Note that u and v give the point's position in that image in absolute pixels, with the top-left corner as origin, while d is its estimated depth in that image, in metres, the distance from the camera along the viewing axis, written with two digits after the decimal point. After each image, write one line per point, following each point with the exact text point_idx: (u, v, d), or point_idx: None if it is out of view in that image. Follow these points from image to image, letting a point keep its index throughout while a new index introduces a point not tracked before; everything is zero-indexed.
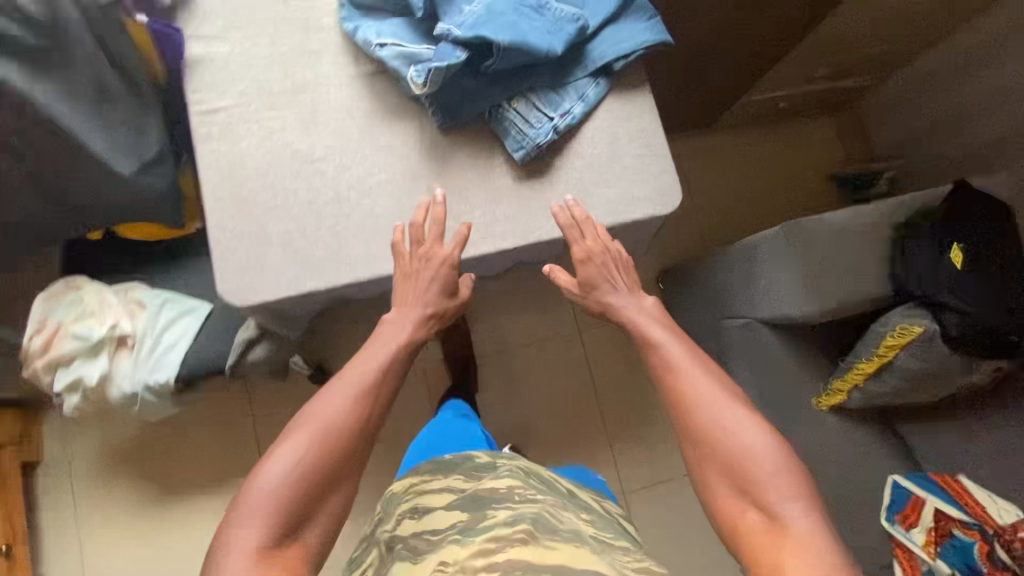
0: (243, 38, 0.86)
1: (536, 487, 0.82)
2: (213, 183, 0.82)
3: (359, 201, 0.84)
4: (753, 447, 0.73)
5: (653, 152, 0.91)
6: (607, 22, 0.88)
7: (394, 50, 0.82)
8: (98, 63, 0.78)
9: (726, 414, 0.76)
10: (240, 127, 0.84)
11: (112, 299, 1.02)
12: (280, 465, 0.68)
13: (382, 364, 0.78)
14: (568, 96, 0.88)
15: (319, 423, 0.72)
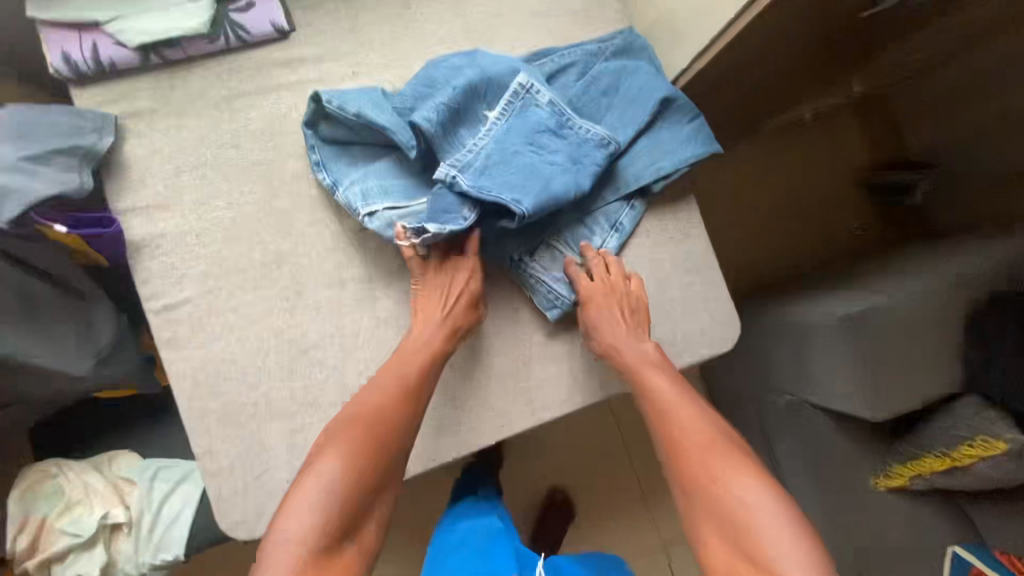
0: (196, 202, 0.70)
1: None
2: (189, 395, 0.68)
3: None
4: (763, 520, 0.52)
5: (701, 278, 0.77)
6: (641, 133, 0.73)
7: (387, 215, 0.67)
8: (16, 279, 0.63)
9: (733, 477, 0.56)
10: (211, 319, 0.69)
11: (99, 480, 0.90)
12: (315, 490, 0.54)
13: (417, 363, 0.66)
14: (601, 228, 0.74)
15: (359, 425, 0.60)
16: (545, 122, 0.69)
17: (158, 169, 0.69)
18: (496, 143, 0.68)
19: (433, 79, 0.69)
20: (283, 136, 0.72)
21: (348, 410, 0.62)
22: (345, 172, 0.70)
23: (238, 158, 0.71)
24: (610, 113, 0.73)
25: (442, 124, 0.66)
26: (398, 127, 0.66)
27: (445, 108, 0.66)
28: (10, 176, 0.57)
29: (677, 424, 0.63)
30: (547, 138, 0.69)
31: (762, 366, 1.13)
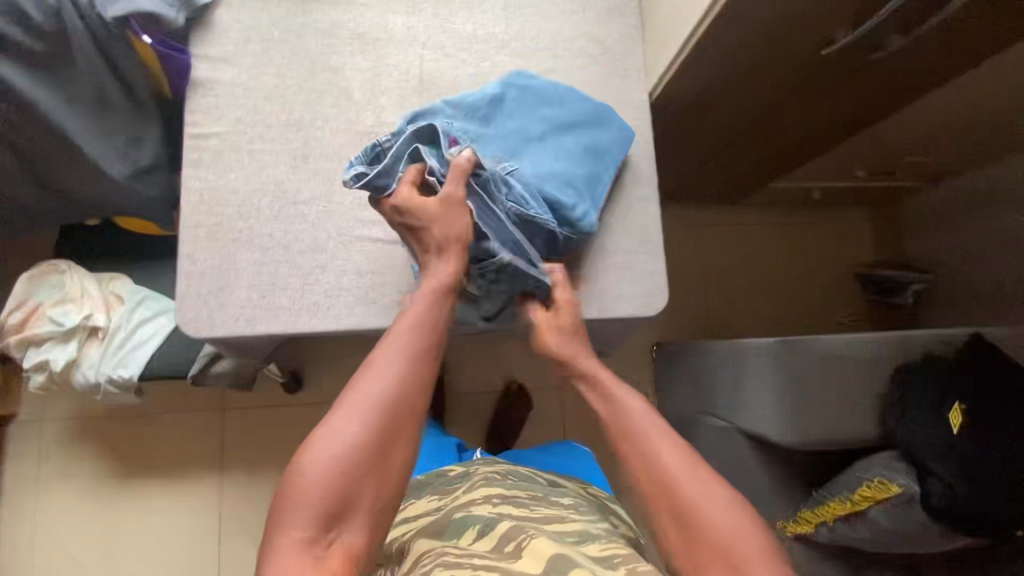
0: (252, 66, 0.86)
1: (515, 486, 0.85)
2: (192, 208, 0.81)
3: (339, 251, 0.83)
4: (704, 502, 0.58)
5: (644, 207, 0.89)
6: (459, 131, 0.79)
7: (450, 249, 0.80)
8: (101, 73, 0.79)
9: (668, 454, 0.61)
10: (230, 156, 0.83)
11: (93, 289, 1.03)
12: (325, 456, 0.57)
13: (419, 339, 0.64)
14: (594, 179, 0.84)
15: (377, 399, 0.59)
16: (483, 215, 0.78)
17: (234, 34, 0.86)
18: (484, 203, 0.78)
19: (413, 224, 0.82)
20: (335, 39, 0.88)
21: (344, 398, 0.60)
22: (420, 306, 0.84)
23: (294, 44, 0.87)
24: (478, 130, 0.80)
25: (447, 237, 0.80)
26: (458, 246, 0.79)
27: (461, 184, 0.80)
28: None
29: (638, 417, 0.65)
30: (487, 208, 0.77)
31: (699, 391, 1.13)
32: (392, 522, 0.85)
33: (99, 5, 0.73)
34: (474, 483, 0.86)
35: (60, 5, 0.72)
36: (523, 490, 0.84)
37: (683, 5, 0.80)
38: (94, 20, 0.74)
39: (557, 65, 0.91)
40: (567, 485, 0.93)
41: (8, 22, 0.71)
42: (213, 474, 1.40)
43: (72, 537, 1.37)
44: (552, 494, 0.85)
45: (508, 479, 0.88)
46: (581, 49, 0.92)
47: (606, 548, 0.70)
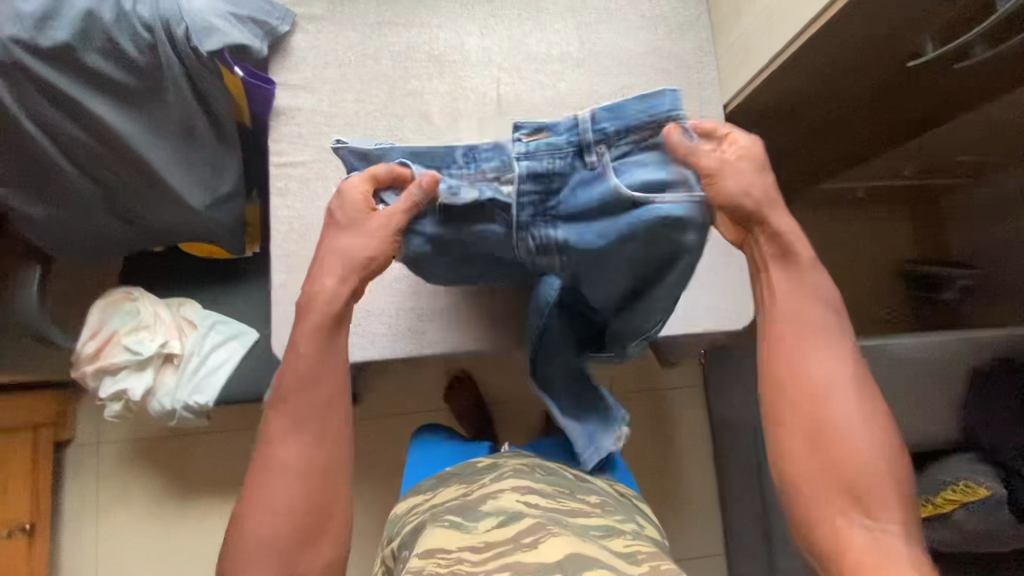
0: (332, 93, 0.86)
1: (543, 479, 0.81)
2: (282, 238, 0.82)
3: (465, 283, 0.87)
4: (849, 424, 0.56)
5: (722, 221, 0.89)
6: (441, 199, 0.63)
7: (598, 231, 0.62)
8: (190, 105, 0.78)
9: (828, 366, 0.58)
10: (316, 184, 0.84)
11: (165, 316, 1.04)
12: (263, 527, 0.58)
13: (321, 379, 0.63)
14: (595, 135, 0.58)
15: (289, 468, 0.60)
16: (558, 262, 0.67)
17: (312, 60, 0.86)
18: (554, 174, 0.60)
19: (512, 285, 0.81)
20: (412, 62, 0.88)
21: (265, 462, 0.61)
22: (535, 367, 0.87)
23: (372, 68, 0.87)
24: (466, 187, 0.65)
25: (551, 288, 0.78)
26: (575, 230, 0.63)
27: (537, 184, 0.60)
28: (221, 22, 0.73)
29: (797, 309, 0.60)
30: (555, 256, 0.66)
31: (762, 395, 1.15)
32: (418, 507, 0.85)
33: (196, 40, 0.71)
34: (503, 473, 0.82)
35: (158, 42, 0.71)
36: (549, 483, 0.81)
37: (765, 23, 0.81)
38: (189, 54, 0.73)
39: (631, 81, 0.91)
40: (596, 482, 0.87)
41: (102, 56, 0.71)
42: None
43: (135, 558, 1.38)
44: (575, 488, 0.82)
45: (538, 470, 0.84)
46: (654, 64, 0.92)
47: (615, 551, 0.67)
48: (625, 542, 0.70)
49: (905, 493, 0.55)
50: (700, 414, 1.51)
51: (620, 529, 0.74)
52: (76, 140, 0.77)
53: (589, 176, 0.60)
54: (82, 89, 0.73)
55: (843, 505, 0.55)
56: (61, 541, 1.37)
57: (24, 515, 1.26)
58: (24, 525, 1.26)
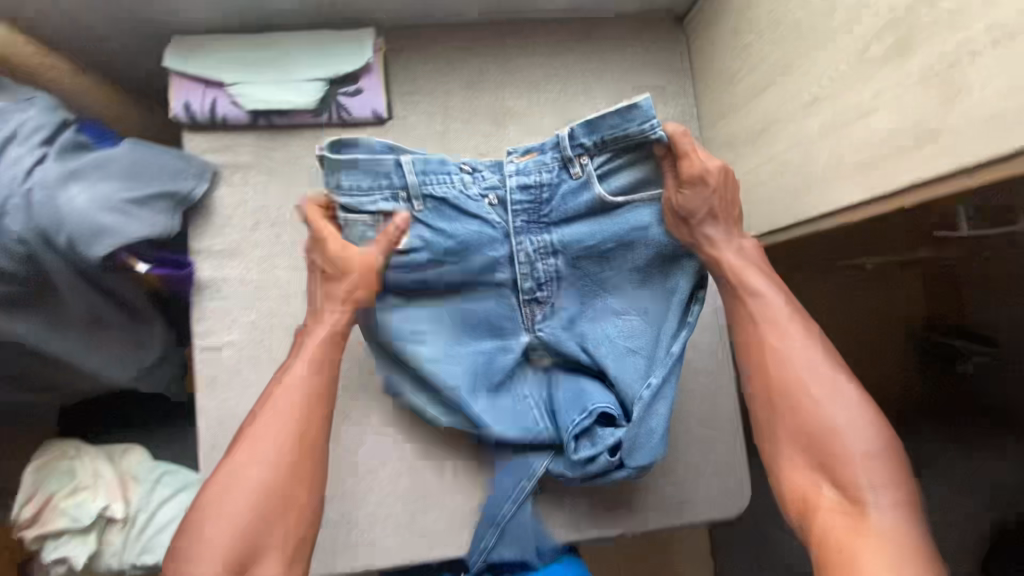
0: (262, 257, 0.75)
1: None
2: (213, 435, 0.72)
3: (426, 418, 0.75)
4: (818, 395, 0.55)
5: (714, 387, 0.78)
6: (439, 197, 0.66)
7: (585, 236, 0.67)
8: (92, 299, 0.67)
9: (795, 343, 0.58)
10: (249, 369, 0.73)
11: (107, 472, 0.95)
12: (238, 495, 0.55)
13: (324, 350, 0.64)
14: (574, 150, 0.63)
15: (286, 412, 0.60)
16: (555, 272, 0.69)
17: (238, 219, 0.75)
18: (543, 192, 0.66)
19: (495, 357, 0.73)
20: None
21: (247, 432, 0.59)
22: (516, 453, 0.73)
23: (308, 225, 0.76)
24: (434, 237, 0.67)
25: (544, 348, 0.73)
26: (565, 241, 0.68)
27: (526, 197, 0.66)
28: (113, 218, 0.62)
29: (772, 309, 0.60)
30: (551, 263, 0.69)
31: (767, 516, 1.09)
32: None
33: (82, 247, 0.60)
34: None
35: (35, 250, 0.60)
36: None
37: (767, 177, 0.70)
38: (78, 261, 0.62)
39: None
40: None
41: None
42: None
43: None
44: None
45: None
46: None
47: None
48: None
49: (898, 470, 0.52)
50: None
51: None
52: None
53: (575, 185, 0.65)
54: None
55: (822, 479, 0.53)
56: None
57: None
58: None
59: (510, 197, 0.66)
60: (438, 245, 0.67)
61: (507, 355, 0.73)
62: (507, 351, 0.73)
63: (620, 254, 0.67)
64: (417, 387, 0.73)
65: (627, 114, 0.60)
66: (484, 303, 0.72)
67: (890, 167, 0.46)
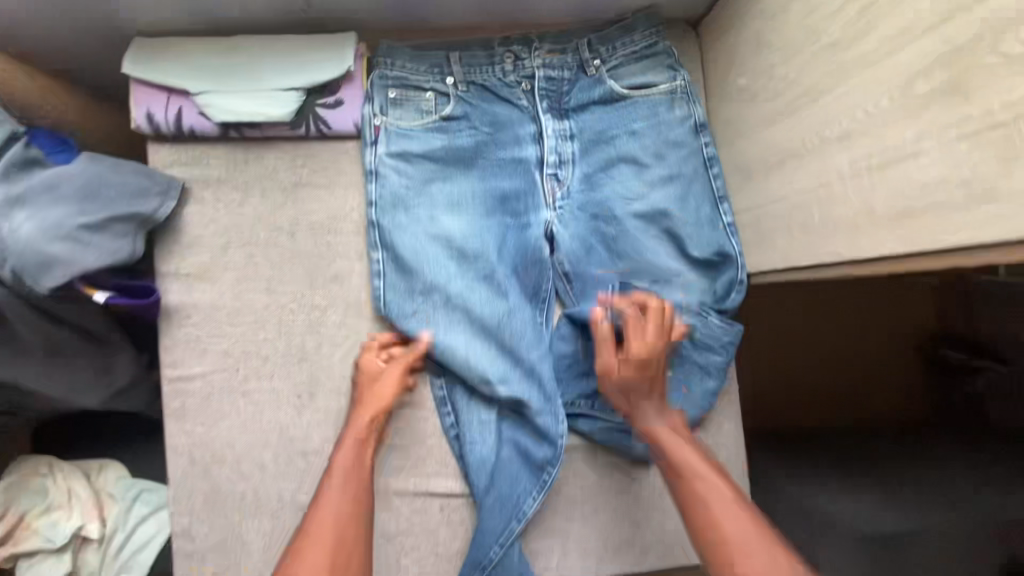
0: (234, 281, 0.69)
1: None
2: (183, 471, 0.68)
3: (429, 322, 0.68)
4: (722, 510, 0.54)
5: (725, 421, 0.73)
6: (482, 84, 0.72)
7: (602, 124, 0.72)
8: (47, 328, 0.63)
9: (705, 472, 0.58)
10: (222, 401, 0.69)
11: (81, 489, 0.91)
12: None
13: (349, 451, 0.62)
14: (591, 52, 0.72)
15: (326, 525, 0.54)
16: (572, 157, 0.73)
17: (209, 240, 0.69)
18: (565, 84, 0.72)
19: (515, 235, 0.71)
20: (339, 236, 0.71)
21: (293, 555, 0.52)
22: (527, 365, 0.68)
23: (286, 247, 0.70)
24: (458, 118, 0.71)
25: (560, 227, 0.72)
26: (581, 127, 0.73)
27: (549, 88, 0.72)
28: (64, 246, 0.56)
29: (697, 468, 0.58)
30: (568, 148, 0.73)
31: None
32: None
33: (31, 280, 0.55)
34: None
35: None
36: None
37: None
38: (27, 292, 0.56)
39: (614, 236, 0.72)
40: None
41: None
42: None
43: None
44: None
45: None
46: (649, 230, 0.72)
47: None
48: None
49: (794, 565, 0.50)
50: None
51: None
52: None
53: (589, 82, 0.72)
54: None
55: None
56: None
57: None
58: None
59: (534, 85, 0.72)
60: (469, 119, 0.71)
61: (527, 232, 0.72)
62: (530, 227, 0.72)
63: (625, 141, 0.72)
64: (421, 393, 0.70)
65: (632, 26, 0.71)
66: (508, 181, 0.72)
67: (931, 228, 0.41)
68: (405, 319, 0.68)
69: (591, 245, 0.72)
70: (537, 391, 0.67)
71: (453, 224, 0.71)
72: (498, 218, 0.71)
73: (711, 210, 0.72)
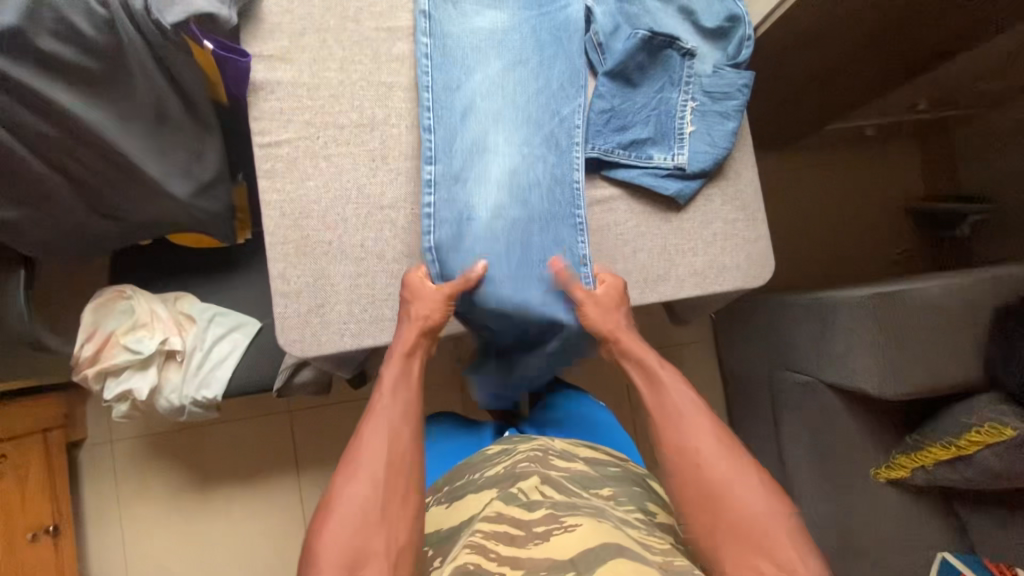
0: (311, 62, 0.79)
1: (563, 465, 0.77)
2: (275, 224, 0.77)
3: (473, 95, 0.80)
4: (700, 430, 0.69)
5: (739, 169, 0.83)
6: None
7: None
8: (160, 88, 0.73)
9: (687, 407, 0.71)
10: (306, 163, 0.78)
11: (162, 311, 1.00)
12: (351, 506, 0.59)
13: (398, 359, 0.72)
14: None
15: (378, 435, 0.65)
16: None
17: (287, 26, 0.79)
18: None
19: (550, 19, 0.82)
20: (398, 21, 0.81)
21: (348, 459, 0.64)
22: (558, 122, 0.80)
23: (353, 32, 0.80)
24: None
25: (595, 5, 0.82)
26: None
27: None
28: None
29: (676, 407, 0.72)
30: None
31: (784, 347, 1.16)
32: (474, 469, 0.81)
33: (157, 13, 0.66)
34: (517, 462, 0.75)
35: (115, 14, 0.65)
36: (568, 474, 0.75)
37: None
38: (152, 30, 0.67)
39: (639, 13, 0.83)
40: (608, 460, 0.84)
41: (53, 38, 0.63)
42: (290, 476, 1.42)
43: (155, 551, 1.37)
44: (598, 482, 0.76)
45: (551, 457, 0.78)
46: (666, 10, 0.84)
47: (617, 538, 0.60)
48: (627, 532, 0.63)
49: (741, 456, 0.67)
50: (712, 368, 1.49)
51: (627, 531, 0.63)
52: (41, 135, 0.69)
53: None
54: (42, 78, 0.65)
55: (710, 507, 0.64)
56: (85, 541, 1.36)
57: (47, 517, 1.22)
58: (48, 527, 1.22)
59: None
60: None
61: (564, 12, 0.82)
62: (567, 6, 0.82)
63: None
64: (463, 154, 0.79)
65: None
66: None
67: None
68: (460, 87, 0.80)
69: (619, 23, 0.82)
70: (562, 145, 0.80)
71: (497, 15, 0.82)
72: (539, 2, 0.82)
73: None
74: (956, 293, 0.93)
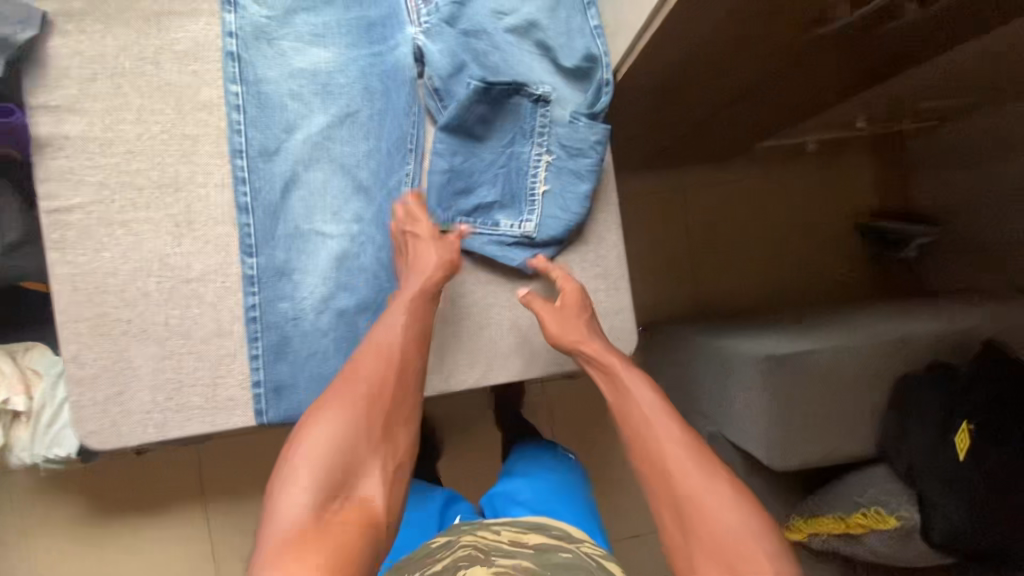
0: (104, 112, 0.69)
1: (508, 559, 0.61)
2: (67, 301, 0.69)
3: (294, 161, 0.71)
4: (664, 433, 0.62)
5: (603, 233, 0.73)
6: None
7: None
8: None
9: (652, 412, 0.64)
10: (101, 231, 0.69)
11: (6, 368, 0.93)
12: (334, 428, 0.57)
13: (410, 285, 0.66)
14: None
15: (382, 355, 0.62)
16: None
17: (76, 71, 0.68)
18: None
19: (382, 63, 0.72)
20: (207, 63, 0.70)
21: (346, 374, 0.62)
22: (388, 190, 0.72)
23: (153, 76, 0.69)
24: None
25: (428, 44, 0.71)
26: None
27: None
28: None
29: (646, 407, 0.65)
30: None
31: (691, 394, 1.08)
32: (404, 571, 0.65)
33: None
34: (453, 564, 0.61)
35: None
36: (517, 567, 0.60)
37: None
38: None
39: (486, 50, 0.71)
40: (567, 546, 0.68)
41: None
42: (196, 507, 1.38)
43: None
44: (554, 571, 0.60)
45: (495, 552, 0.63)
46: (520, 43, 0.72)
47: None
48: None
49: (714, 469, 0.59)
50: None
51: None
52: None
53: None
54: None
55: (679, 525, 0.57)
56: None
57: None
58: None
59: None
60: None
61: (394, 54, 0.71)
62: (396, 48, 0.72)
63: None
64: (282, 227, 0.71)
65: None
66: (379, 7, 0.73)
67: None
68: (276, 147, 0.71)
69: (462, 63, 0.71)
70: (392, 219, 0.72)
71: (319, 58, 0.71)
72: (365, 44, 0.72)
73: (581, 20, 0.72)
74: (859, 356, 0.85)
